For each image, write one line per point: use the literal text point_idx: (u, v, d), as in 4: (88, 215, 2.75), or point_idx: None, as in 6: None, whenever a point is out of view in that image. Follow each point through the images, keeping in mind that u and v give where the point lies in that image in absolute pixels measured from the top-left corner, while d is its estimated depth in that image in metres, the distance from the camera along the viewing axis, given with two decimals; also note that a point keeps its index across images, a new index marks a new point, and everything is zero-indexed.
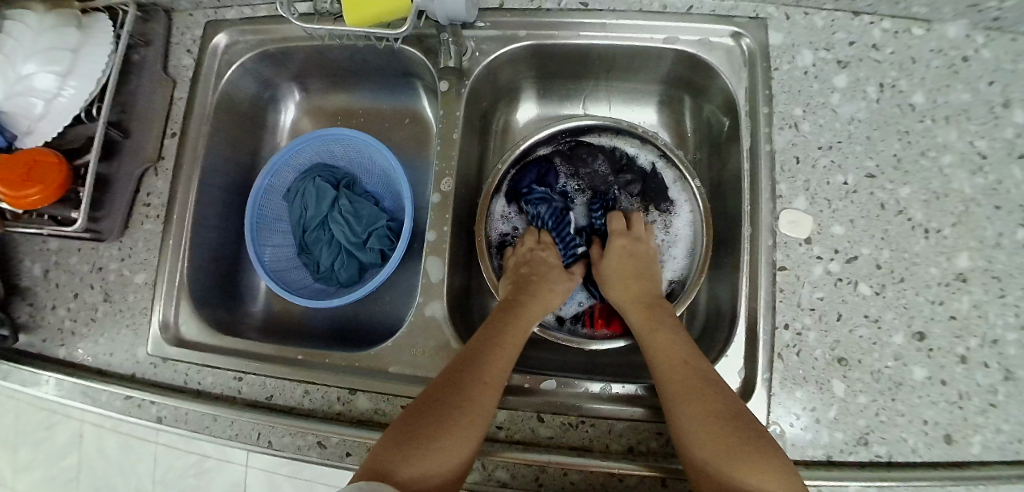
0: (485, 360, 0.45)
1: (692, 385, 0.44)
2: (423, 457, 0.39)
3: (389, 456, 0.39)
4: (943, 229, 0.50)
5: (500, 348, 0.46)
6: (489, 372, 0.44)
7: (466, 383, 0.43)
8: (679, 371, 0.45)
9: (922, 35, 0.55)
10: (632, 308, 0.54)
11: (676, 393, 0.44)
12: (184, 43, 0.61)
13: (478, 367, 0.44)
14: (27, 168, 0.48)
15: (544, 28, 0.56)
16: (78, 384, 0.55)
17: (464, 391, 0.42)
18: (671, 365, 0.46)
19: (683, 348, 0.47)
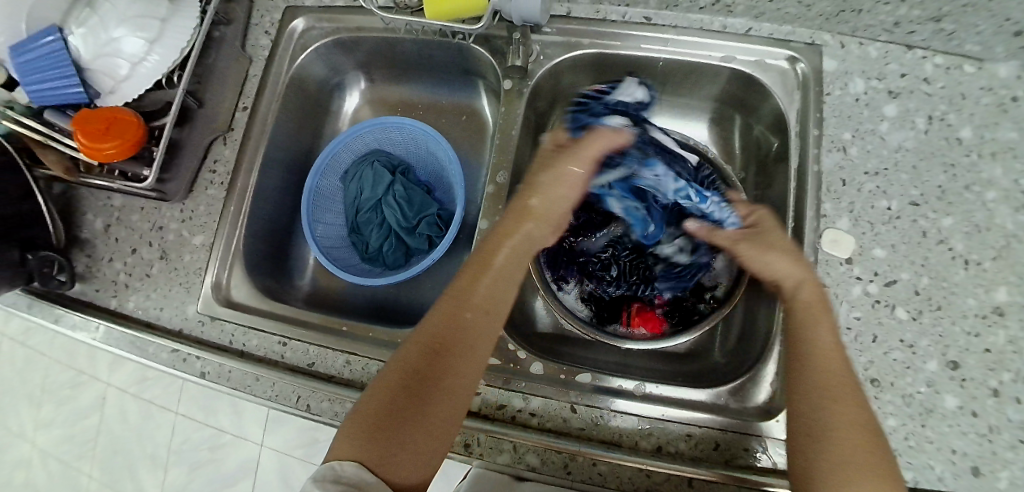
0: (471, 341, 0.42)
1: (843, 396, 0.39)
2: (399, 441, 0.38)
3: (362, 437, 0.38)
4: (983, 262, 0.51)
5: (487, 323, 0.43)
6: (468, 350, 0.42)
7: (447, 371, 0.41)
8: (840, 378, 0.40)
9: (973, 73, 0.56)
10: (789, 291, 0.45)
11: (824, 400, 0.39)
12: (263, 25, 0.65)
13: (460, 343, 0.42)
14: (106, 124, 0.51)
15: (606, 38, 0.59)
16: (128, 334, 0.57)
17: (444, 380, 0.41)
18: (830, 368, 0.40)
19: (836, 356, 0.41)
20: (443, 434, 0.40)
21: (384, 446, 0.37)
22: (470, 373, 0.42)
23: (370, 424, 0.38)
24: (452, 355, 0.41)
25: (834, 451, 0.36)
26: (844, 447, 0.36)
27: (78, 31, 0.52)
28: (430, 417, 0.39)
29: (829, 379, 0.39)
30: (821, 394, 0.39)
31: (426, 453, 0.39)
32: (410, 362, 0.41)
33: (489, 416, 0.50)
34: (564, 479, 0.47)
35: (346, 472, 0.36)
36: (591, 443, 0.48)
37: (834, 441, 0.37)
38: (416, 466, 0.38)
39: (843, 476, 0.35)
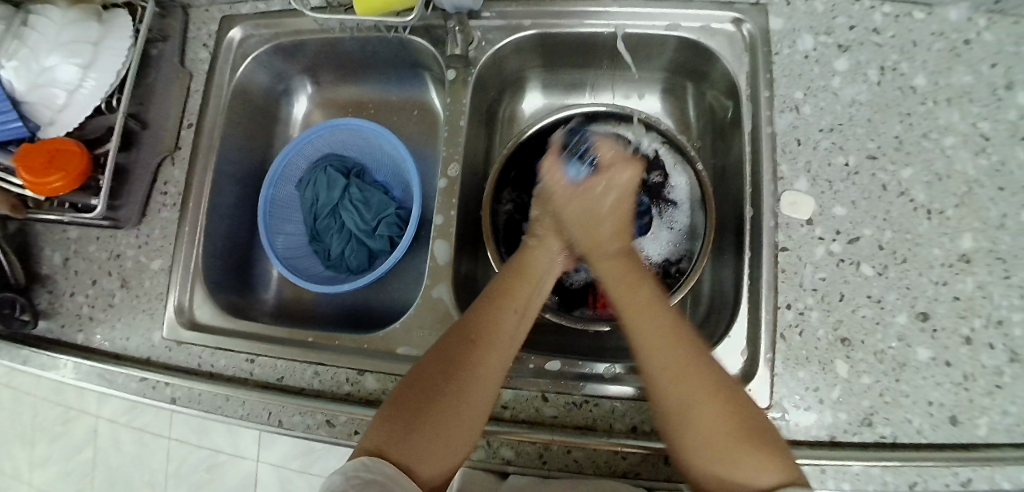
0: (494, 339, 0.43)
1: (687, 359, 0.41)
2: (427, 437, 0.38)
3: (389, 433, 0.38)
4: (946, 210, 0.51)
5: (509, 319, 0.45)
6: (493, 347, 0.43)
7: (472, 367, 0.41)
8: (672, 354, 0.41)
9: (923, 19, 0.55)
10: (609, 263, 0.48)
11: (662, 371, 0.40)
12: (201, 38, 0.63)
13: (489, 341, 0.43)
14: (49, 155, 0.50)
15: (548, 17, 0.58)
16: (95, 367, 0.56)
17: (472, 376, 0.41)
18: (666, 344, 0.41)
19: (668, 320, 0.43)
20: (469, 429, 0.40)
21: (409, 441, 0.38)
22: (498, 370, 0.42)
23: (399, 418, 0.39)
24: (478, 352, 0.42)
25: (699, 427, 0.38)
26: (708, 419, 0.38)
27: (9, 63, 0.50)
28: (458, 414, 0.40)
29: (665, 355, 0.41)
30: (658, 370, 0.41)
31: (449, 447, 0.39)
32: (441, 358, 0.42)
33: None
34: (541, 469, 0.47)
35: (373, 464, 0.36)
36: (566, 430, 0.48)
37: (694, 414, 0.38)
38: (441, 462, 0.38)
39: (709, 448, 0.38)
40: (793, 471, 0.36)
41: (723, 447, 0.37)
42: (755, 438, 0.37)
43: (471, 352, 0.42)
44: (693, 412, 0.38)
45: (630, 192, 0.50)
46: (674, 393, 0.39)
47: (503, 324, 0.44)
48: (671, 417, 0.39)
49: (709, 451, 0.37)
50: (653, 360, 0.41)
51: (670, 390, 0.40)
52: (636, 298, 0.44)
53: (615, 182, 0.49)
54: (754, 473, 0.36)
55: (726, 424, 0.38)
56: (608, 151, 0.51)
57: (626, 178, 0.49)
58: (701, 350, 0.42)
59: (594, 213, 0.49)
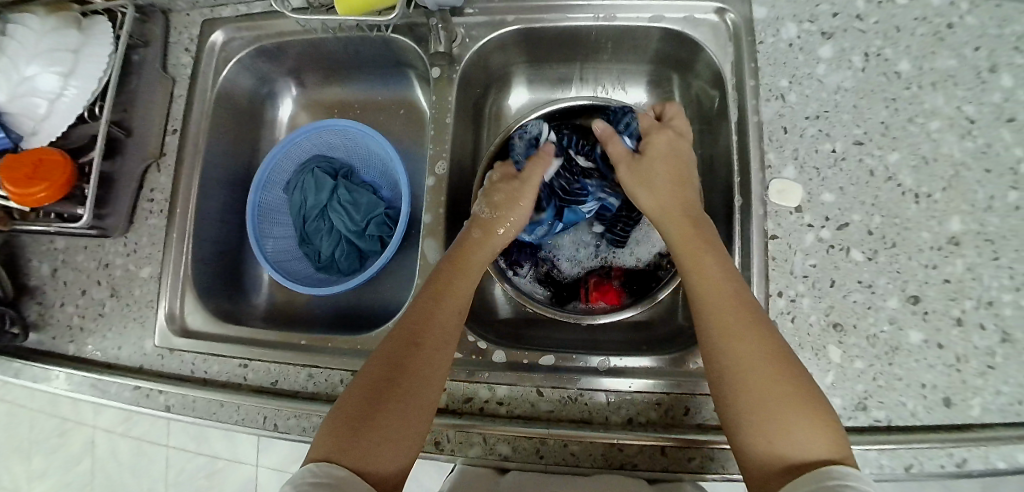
0: (431, 336, 0.44)
1: (746, 323, 0.42)
2: (376, 435, 0.39)
3: (339, 437, 0.39)
4: (934, 194, 0.51)
5: (447, 317, 0.45)
6: (432, 345, 0.44)
7: (413, 365, 0.42)
8: (735, 311, 0.43)
9: (905, 4, 0.55)
10: (675, 222, 0.50)
11: (724, 330, 0.42)
12: (183, 42, 0.63)
13: (428, 335, 0.44)
14: (32, 166, 0.49)
15: (530, 12, 0.58)
16: (87, 377, 0.56)
17: (415, 370, 0.42)
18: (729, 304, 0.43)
19: (732, 285, 0.44)
20: (418, 423, 0.41)
21: (359, 442, 0.38)
22: (442, 362, 0.44)
23: (348, 423, 0.39)
24: (417, 350, 0.43)
25: (753, 388, 0.39)
26: (764, 376, 0.39)
27: None
28: (406, 410, 0.40)
29: (732, 313, 0.42)
30: (722, 330, 0.42)
31: (399, 444, 0.39)
32: (386, 358, 0.43)
33: (457, 410, 0.50)
34: (538, 463, 0.47)
35: (324, 470, 0.36)
36: (561, 424, 0.48)
37: (753, 372, 0.40)
38: (394, 459, 0.39)
39: (765, 407, 0.38)
40: (838, 447, 0.37)
41: (778, 407, 0.38)
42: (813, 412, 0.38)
43: (412, 350, 0.43)
44: (750, 375, 0.40)
45: (678, 151, 0.54)
46: (734, 353, 0.41)
47: (440, 322, 0.45)
48: (739, 379, 0.40)
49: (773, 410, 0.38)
50: (716, 314, 0.43)
51: (729, 349, 0.41)
52: (701, 265, 0.46)
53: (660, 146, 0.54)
54: (811, 446, 0.36)
55: (780, 387, 0.39)
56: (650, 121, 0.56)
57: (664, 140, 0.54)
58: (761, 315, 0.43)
59: (650, 174, 0.54)
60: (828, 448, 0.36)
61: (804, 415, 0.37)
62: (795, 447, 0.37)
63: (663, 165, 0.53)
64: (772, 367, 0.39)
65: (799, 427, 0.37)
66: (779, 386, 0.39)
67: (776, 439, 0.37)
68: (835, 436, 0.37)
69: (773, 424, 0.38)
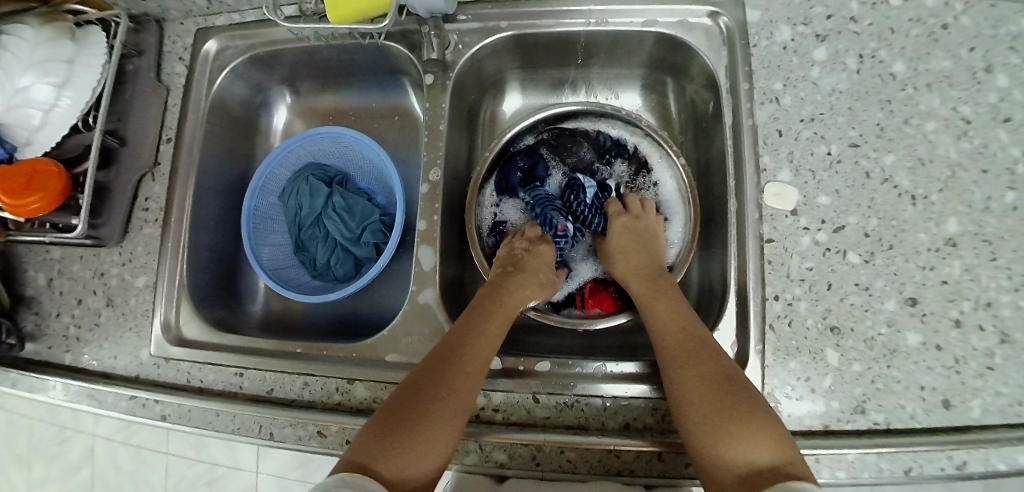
0: (471, 354, 0.45)
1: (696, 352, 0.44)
2: (406, 448, 0.38)
3: (370, 447, 0.38)
4: (931, 195, 0.51)
5: (486, 339, 0.47)
6: (473, 364, 0.44)
7: (452, 379, 0.43)
8: (679, 336, 0.46)
9: (899, 5, 0.55)
10: (635, 282, 0.54)
11: (682, 358, 0.44)
12: (177, 51, 0.63)
13: (463, 354, 0.44)
14: (27, 177, 0.49)
15: (523, 18, 0.58)
16: (84, 387, 0.55)
17: (449, 387, 0.42)
18: (674, 331, 0.47)
19: (683, 319, 0.48)
20: (447, 440, 0.40)
21: (390, 452, 0.38)
22: (474, 384, 0.44)
23: (382, 433, 0.39)
24: (457, 366, 0.44)
25: (697, 414, 0.41)
26: (708, 402, 0.41)
27: None
28: (437, 426, 0.40)
29: (673, 340, 0.46)
30: (675, 361, 0.44)
31: (431, 458, 0.39)
32: (423, 373, 0.43)
33: None
34: (535, 470, 0.47)
35: (357, 477, 0.35)
36: (558, 431, 0.48)
37: (698, 398, 0.41)
38: (421, 473, 0.38)
39: (707, 428, 0.40)
40: (788, 456, 0.37)
41: (725, 425, 0.39)
42: (752, 421, 0.39)
43: (455, 367, 0.43)
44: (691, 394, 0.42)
45: (637, 228, 0.58)
46: (682, 381, 0.43)
47: (481, 343, 0.46)
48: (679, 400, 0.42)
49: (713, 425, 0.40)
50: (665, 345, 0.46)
51: (679, 376, 0.43)
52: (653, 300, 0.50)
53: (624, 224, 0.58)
54: (751, 455, 0.38)
55: (727, 402, 0.40)
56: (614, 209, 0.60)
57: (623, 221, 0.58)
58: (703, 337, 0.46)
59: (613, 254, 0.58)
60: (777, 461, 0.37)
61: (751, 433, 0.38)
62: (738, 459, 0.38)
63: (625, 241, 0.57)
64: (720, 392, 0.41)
65: (739, 438, 0.39)
66: (725, 409, 0.40)
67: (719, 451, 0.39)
68: (784, 446, 0.38)
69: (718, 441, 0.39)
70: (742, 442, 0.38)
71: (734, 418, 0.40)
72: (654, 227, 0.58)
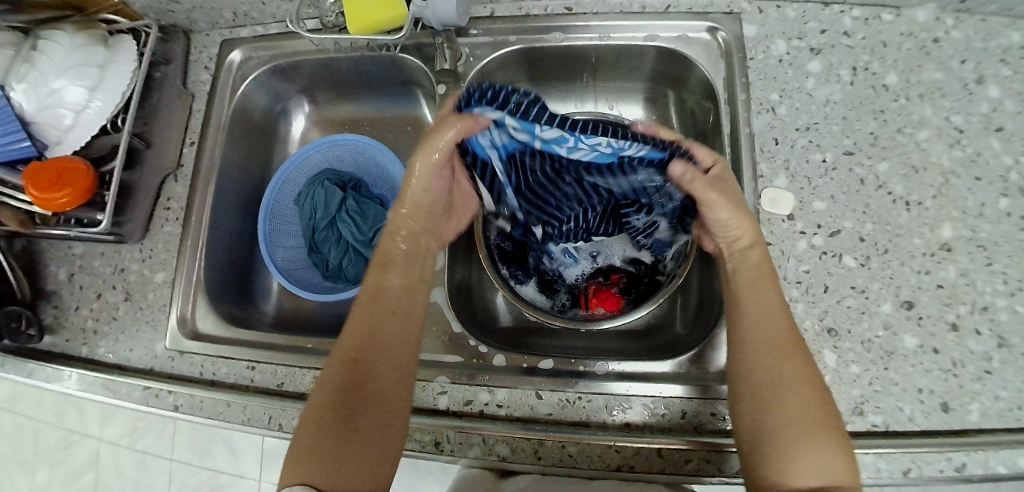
0: (389, 342, 0.45)
1: (803, 360, 0.41)
2: (345, 450, 0.40)
3: (311, 455, 0.39)
4: (925, 201, 0.52)
5: (405, 319, 0.47)
6: (389, 346, 0.45)
7: (370, 370, 0.43)
8: (773, 334, 0.42)
9: (891, 21, 0.57)
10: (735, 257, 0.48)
11: (784, 360, 0.41)
12: (202, 60, 0.67)
13: (382, 341, 0.45)
14: (56, 174, 0.52)
15: (531, 32, 0.61)
16: (99, 378, 0.57)
17: (371, 377, 0.43)
18: (767, 326, 0.43)
19: (774, 313, 0.43)
20: (384, 427, 0.42)
21: (334, 459, 0.39)
22: (396, 367, 0.44)
23: (321, 434, 0.40)
24: (372, 360, 0.44)
25: (784, 422, 0.39)
26: (798, 411, 0.39)
27: (19, 86, 0.53)
28: (371, 417, 0.41)
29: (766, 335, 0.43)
30: (784, 362, 0.41)
31: (373, 450, 0.41)
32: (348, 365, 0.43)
33: (457, 413, 0.51)
34: (536, 464, 0.48)
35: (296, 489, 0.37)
36: (560, 426, 0.49)
37: (793, 405, 0.39)
38: (365, 469, 0.40)
39: (793, 436, 0.38)
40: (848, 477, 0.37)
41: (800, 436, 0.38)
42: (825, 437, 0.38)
43: (370, 360, 0.44)
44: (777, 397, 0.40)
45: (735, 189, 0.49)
46: (783, 381, 0.40)
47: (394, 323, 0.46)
48: (764, 397, 0.41)
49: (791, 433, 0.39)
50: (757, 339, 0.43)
51: (779, 376, 0.41)
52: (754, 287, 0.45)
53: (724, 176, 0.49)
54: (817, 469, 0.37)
55: (802, 417, 0.39)
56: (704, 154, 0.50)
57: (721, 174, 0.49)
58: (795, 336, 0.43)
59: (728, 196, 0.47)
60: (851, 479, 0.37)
61: (834, 444, 0.38)
62: (814, 474, 0.37)
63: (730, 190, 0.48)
64: (818, 401, 0.39)
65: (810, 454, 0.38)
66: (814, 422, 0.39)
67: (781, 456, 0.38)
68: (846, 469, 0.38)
69: (799, 451, 0.38)
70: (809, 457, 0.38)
71: (806, 432, 0.38)
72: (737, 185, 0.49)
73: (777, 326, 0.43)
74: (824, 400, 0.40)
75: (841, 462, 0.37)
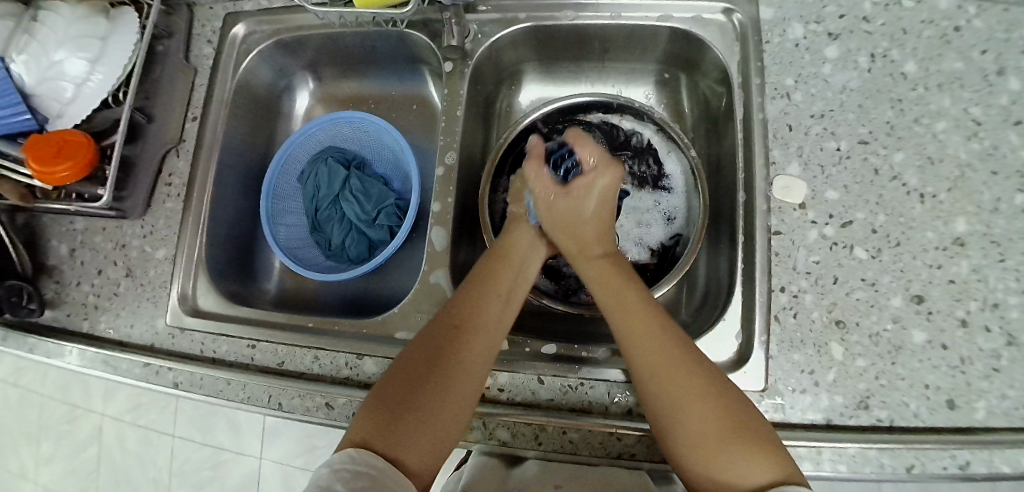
0: (482, 328, 0.45)
1: (683, 372, 0.41)
2: (413, 428, 0.39)
3: (376, 424, 0.39)
4: (939, 194, 0.51)
5: (497, 308, 0.47)
6: (481, 332, 0.45)
7: (460, 354, 0.43)
8: (653, 346, 0.43)
9: (912, 8, 0.56)
10: (594, 270, 0.51)
11: (659, 379, 0.42)
12: (206, 33, 0.66)
13: (472, 327, 0.45)
14: (58, 147, 0.51)
15: (541, 11, 0.59)
16: (100, 354, 0.57)
17: (456, 358, 0.43)
18: (640, 339, 0.44)
19: (652, 322, 0.45)
20: (455, 415, 0.41)
21: (401, 433, 0.39)
22: (481, 355, 0.44)
23: (389, 404, 0.40)
24: (463, 342, 0.44)
25: (693, 442, 0.39)
26: (700, 427, 0.39)
27: (19, 58, 0.53)
28: (446, 400, 0.41)
29: (642, 347, 0.44)
30: (654, 378, 0.42)
31: (438, 437, 0.40)
32: (431, 344, 0.44)
33: None
34: (536, 449, 0.48)
35: (361, 456, 0.37)
36: (560, 411, 0.48)
37: (683, 419, 0.40)
38: (426, 451, 0.39)
39: (710, 452, 0.38)
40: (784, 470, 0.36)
41: (718, 450, 0.38)
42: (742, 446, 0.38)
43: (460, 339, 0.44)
44: (681, 414, 0.40)
45: (608, 197, 0.53)
46: (665, 400, 0.41)
47: (490, 312, 0.46)
48: (666, 420, 0.41)
49: (703, 449, 0.39)
50: (635, 350, 0.44)
51: (660, 395, 0.41)
52: (623, 302, 0.47)
53: (594, 187, 0.53)
54: (745, 475, 0.37)
55: (709, 431, 0.39)
56: (591, 154, 0.55)
57: (605, 184, 0.53)
58: (679, 340, 0.44)
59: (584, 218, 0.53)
60: (784, 473, 0.36)
61: (752, 445, 0.38)
62: (746, 479, 0.37)
63: (597, 201, 0.53)
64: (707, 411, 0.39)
65: (733, 460, 0.37)
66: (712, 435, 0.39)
67: (708, 469, 0.38)
68: (781, 463, 0.37)
69: (721, 463, 0.38)
70: (733, 464, 0.37)
71: (721, 441, 0.38)
72: (608, 191, 0.53)
73: (644, 338, 0.44)
74: (721, 402, 0.40)
75: (764, 463, 0.37)
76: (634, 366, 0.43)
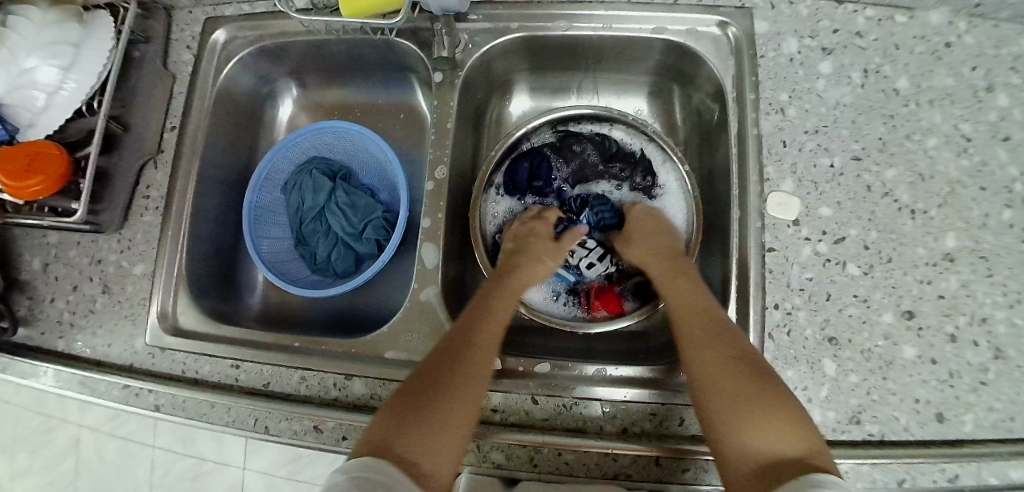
0: (483, 336, 0.46)
1: (724, 347, 0.44)
2: (423, 430, 0.39)
3: (388, 432, 0.38)
4: (930, 210, 0.51)
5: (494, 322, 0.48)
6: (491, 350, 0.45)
7: (464, 362, 0.43)
8: (703, 323, 0.47)
9: (904, 22, 0.56)
10: (654, 267, 0.55)
11: (700, 348, 0.45)
12: (185, 39, 0.63)
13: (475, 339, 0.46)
14: (27, 160, 0.48)
15: (533, 21, 0.58)
16: (76, 374, 0.55)
17: (462, 364, 0.43)
18: (694, 315, 0.48)
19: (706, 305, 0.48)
20: (464, 417, 0.41)
21: (413, 436, 0.38)
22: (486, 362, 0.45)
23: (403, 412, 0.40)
24: (469, 350, 0.45)
25: (735, 411, 0.40)
26: (742, 397, 0.41)
27: None
28: (454, 404, 0.41)
29: (693, 324, 0.47)
30: (699, 352, 0.45)
31: (450, 441, 0.39)
32: (440, 354, 0.44)
33: None
34: (531, 472, 0.47)
35: (377, 463, 0.35)
36: (555, 432, 0.48)
37: (722, 387, 0.42)
38: (438, 456, 0.38)
39: (748, 421, 0.40)
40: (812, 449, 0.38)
41: (750, 418, 0.40)
42: (781, 419, 0.39)
43: (472, 356, 0.44)
44: (720, 384, 0.42)
45: (656, 219, 0.60)
46: (709, 371, 0.43)
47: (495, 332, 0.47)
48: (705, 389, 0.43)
49: (741, 415, 0.40)
50: (685, 328, 0.47)
51: (704, 366, 0.44)
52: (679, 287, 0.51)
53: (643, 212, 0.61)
54: (779, 446, 0.38)
55: (747, 401, 0.40)
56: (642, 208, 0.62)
57: (644, 211, 0.61)
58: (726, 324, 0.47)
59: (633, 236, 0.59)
60: (807, 451, 0.37)
61: (787, 421, 0.39)
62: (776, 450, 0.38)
63: (643, 225, 0.60)
64: (752, 383, 0.41)
65: (765, 432, 0.39)
66: (772, 411, 0.39)
67: (742, 435, 0.39)
68: (812, 443, 0.38)
69: (747, 428, 0.40)
70: (762, 434, 0.39)
71: (760, 409, 0.40)
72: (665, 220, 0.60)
73: (695, 319, 0.47)
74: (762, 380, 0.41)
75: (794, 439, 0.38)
76: (686, 341, 0.46)
